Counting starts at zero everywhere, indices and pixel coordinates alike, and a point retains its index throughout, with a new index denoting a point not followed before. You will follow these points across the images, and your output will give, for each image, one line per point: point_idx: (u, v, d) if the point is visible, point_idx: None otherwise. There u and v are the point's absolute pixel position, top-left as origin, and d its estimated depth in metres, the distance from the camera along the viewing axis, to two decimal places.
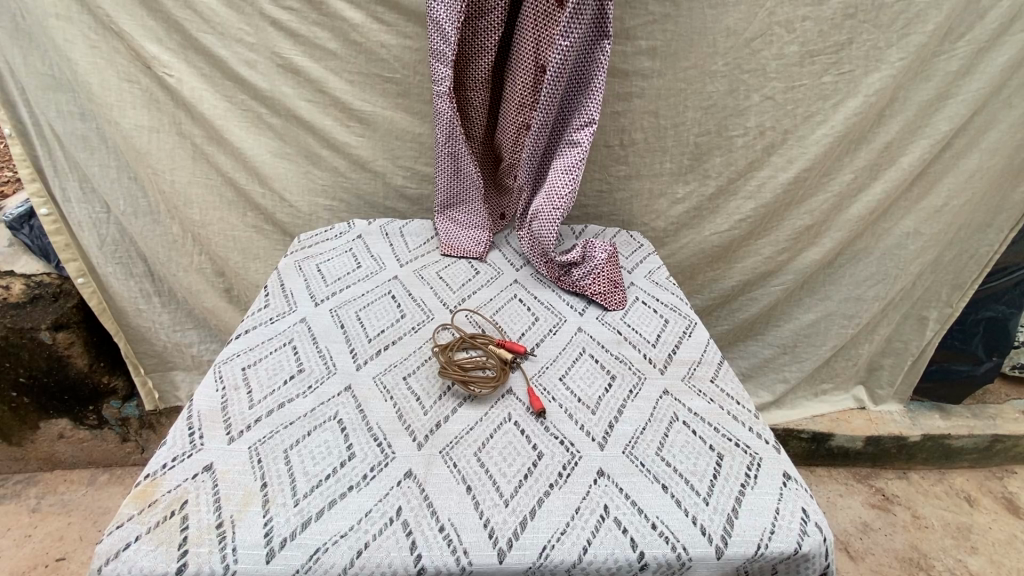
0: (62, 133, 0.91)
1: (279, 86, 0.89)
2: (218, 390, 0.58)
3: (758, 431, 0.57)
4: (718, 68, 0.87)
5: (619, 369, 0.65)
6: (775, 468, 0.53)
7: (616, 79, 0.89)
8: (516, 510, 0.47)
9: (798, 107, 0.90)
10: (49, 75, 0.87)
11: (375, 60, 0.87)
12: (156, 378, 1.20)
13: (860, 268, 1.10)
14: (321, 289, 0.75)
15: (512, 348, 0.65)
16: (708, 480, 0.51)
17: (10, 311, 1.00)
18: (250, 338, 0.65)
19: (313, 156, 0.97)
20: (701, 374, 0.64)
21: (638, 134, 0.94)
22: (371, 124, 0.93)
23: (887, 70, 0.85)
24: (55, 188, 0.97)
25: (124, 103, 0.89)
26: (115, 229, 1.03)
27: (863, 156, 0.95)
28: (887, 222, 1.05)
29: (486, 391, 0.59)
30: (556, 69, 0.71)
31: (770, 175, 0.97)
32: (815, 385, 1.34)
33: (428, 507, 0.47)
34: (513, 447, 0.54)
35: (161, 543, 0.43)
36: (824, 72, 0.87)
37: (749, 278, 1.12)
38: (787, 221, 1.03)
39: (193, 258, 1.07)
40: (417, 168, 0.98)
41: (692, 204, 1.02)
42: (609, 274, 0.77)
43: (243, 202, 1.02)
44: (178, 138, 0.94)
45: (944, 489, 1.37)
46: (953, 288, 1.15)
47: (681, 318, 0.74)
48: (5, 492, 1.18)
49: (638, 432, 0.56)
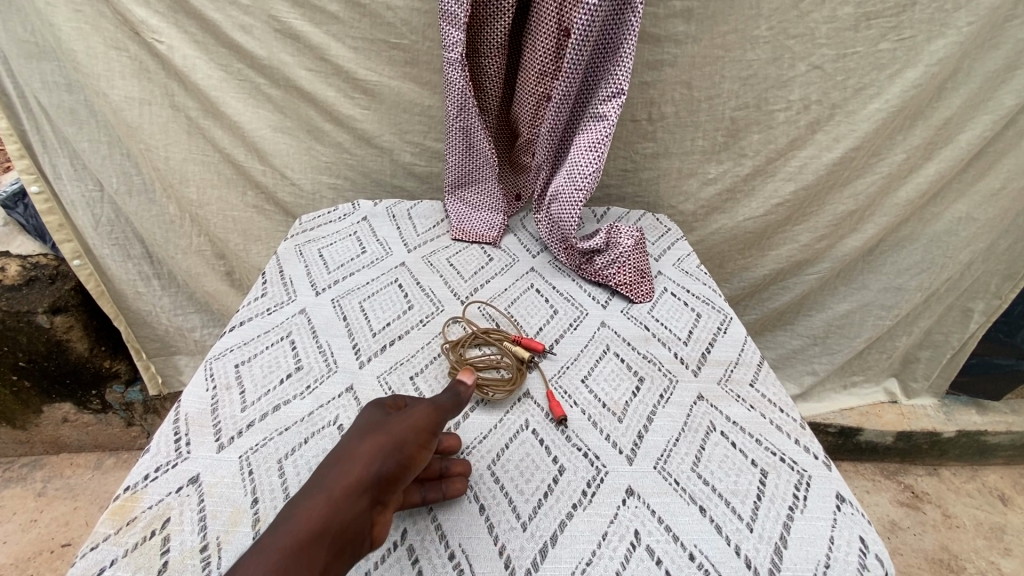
0: (48, 106, 0.86)
1: (277, 53, 0.82)
2: (209, 390, 0.53)
3: (806, 444, 0.50)
4: (760, 33, 0.78)
5: (648, 370, 0.58)
6: (827, 488, 0.46)
7: (646, 45, 0.80)
8: (536, 536, 0.42)
9: (848, 78, 0.81)
10: (31, 43, 0.81)
11: (380, 24, 0.79)
12: (159, 362, 1.18)
13: (903, 257, 1.02)
14: (321, 277, 0.70)
15: (529, 343, 0.59)
16: (751, 502, 0.45)
17: (6, 294, 0.95)
18: (245, 331, 0.60)
19: (315, 131, 0.90)
20: (739, 377, 0.58)
21: (668, 108, 0.86)
22: (377, 96, 0.86)
23: (953, 36, 0.76)
24: (45, 165, 0.92)
25: (111, 73, 0.83)
26: (110, 208, 0.98)
27: (918, 133, 0.86)
28: (937, 208, 0.96)
29: (505, 396, 0.54)
30: (582, 33, 0.63)
31: (811, 154, 0.89)
32: (844, 377, 1.27)
33: (435, 529, 0.42)
34: (531, 460, 0.48)
35: (139, 569, 0.38)
36: (881, 38, 0.77)
37: (782, 266, 1.04)
38: (827, 205, 0.95)
39: (193, 240, 1.03)
40: (427, 144, 0.91)
41: (724, 185, 0.94)
42: (635, 263, 0.70)
43: (243, 179, 0.96)
44: (171, 111, 0.88)
45: (977, 487, 1.29)
46: (1004, 279, 1.06)
47: (714, 312, 0.68)
48: (12, 474, 1.17)
49: (670, 444, 0.50)
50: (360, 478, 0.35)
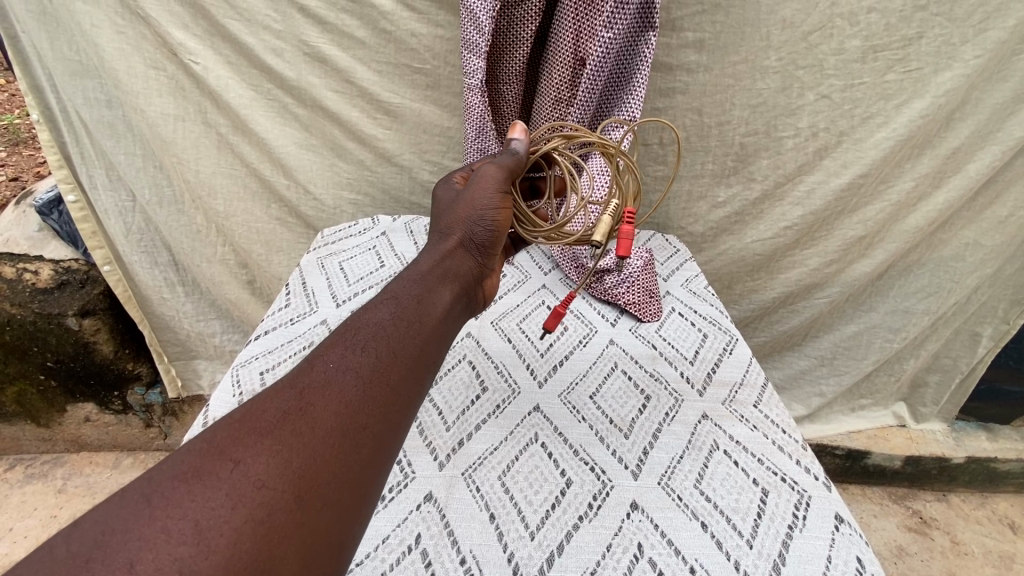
0: (89, 121, 0.90)
1: (306, 75, 0.87)
2: (234, 396, 0.55)
3: (807, 465, 0.51)
4: (770, 64, 0.81)
5: (654, 389, 0.60)
6: (826, 509, 0.47)
7: (659, 74, 0.84)
8: (543, 545, 0.44)
9: (856, 107, 0.83)
10: (75, 61, 0.86)
11: (405, 49, 0.83)
12: (179, 366, 1.22)
13: (910, 280, 1.04)
14: (342, 289, 0.73)
15: (620, 233, 0.57)
16: (752, 520, 0.46)
17: (38, 297, 0.99)
18: (269, 340, 0.63)
19: (338, 148, 0.94)
20: (743, 398, 0.59)
21: (679, 132, 0.89)
22: (399, 116, 0.90)
23: (960, 69, 0.77)
24: (82, 175, 0.97)
25: (149, 91, 0.88)
26: (140, 217, 1.03)
27: (926, 161, 0.88)
28: (945, 234, 0.98)
29: (536, 240, 0.65)
30: (598, 62, 0.66)
31: (819, 180, 0.91)
32: (852, 401, 1.27)
33: (448, 535, 0.44)
34: (539, 473, 0.50)
35: None
36: (888, 69, 0.79)
37: (791, 288, 1.06)
38: (835, 229, 0.97)
39: (217, 249, 1.07)
40: (445, 163, 0.94)
41: (734, 208, 0.97)
42: (644, 283, 0.73)
43: (268, 193, 1.00)
44: (203, 127, 0.92)
45: (987, 515, 1.27)
46: (1013, 304, 1.06)
47: (720, 333, 0.70)
48: (34, 471, 1.21)
49: (674, 461, 0.52)
50: (461, 237, 0.52)
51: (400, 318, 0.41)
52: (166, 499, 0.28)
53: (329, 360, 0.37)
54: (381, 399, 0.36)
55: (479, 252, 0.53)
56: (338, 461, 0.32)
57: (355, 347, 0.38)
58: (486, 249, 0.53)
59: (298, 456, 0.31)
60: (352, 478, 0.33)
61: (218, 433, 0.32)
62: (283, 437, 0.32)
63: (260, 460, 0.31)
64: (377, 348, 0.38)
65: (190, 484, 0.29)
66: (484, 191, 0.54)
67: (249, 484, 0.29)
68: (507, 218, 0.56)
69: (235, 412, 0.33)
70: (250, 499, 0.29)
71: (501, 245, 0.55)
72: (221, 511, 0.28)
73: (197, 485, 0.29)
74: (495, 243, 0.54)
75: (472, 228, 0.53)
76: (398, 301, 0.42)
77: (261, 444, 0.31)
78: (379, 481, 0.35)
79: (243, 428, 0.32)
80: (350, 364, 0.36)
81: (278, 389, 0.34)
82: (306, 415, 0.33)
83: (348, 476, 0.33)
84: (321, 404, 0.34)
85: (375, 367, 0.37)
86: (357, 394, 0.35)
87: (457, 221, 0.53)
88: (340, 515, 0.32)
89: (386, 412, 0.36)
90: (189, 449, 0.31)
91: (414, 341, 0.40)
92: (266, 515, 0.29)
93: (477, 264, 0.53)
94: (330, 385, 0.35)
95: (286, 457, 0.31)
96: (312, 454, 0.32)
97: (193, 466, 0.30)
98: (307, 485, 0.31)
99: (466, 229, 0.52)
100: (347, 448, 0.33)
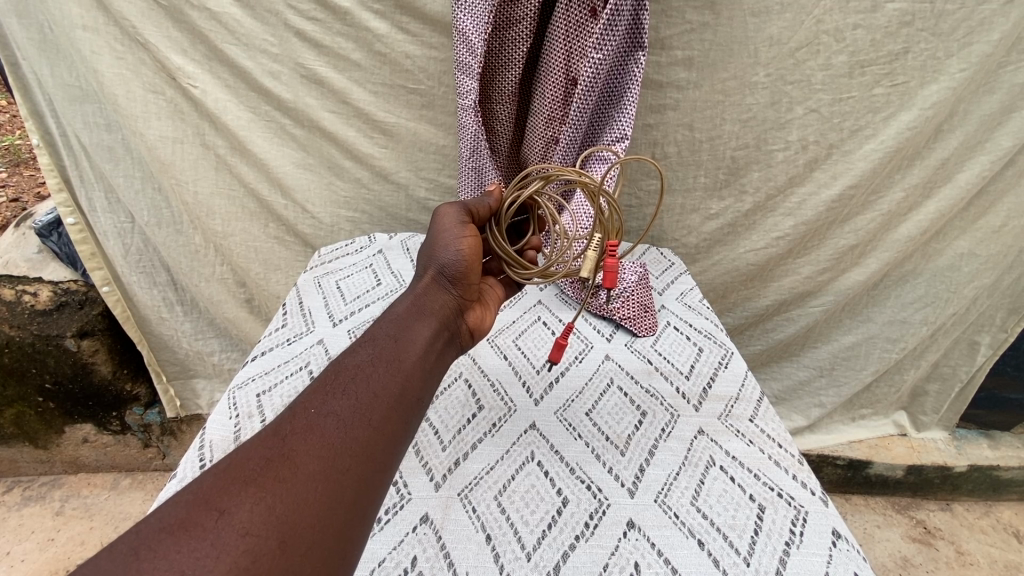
0: (88, 145, 0.92)
1: (303, 97, 0.88)
2: (232, 419, 0.55)
3: (803, 479, 0.51)
4: (759, 80, 0.82)
5: (650, 404, 0.61)
6: (824, 524, 0.47)
7: (649, 91, 0.85)
8: (539, 566, 0.44)
9: (845, 120, 0.84)
10: (75, 87, 0.87)
11: (400, 71, 0.85)
12: (178, 386, 1.22)
13: (906, 290, 1.04)
14: (338, 308, 0.73)
15: (607, 265, 0.59)
16: (748, 536, 0.46)
17: (37, 319, 0.99)
18: (266, 361, 0.64)
19: (335, 167, 0.95)
20: (738, 412, 0.60)
21: (671, 147, 0.90)
22: (395, 136, 0.91)
23: (945, 82, 0.79)
24: (81, 198, 0.98)
25: (148, 114, 0.89)
26: (139, 238, 1.03)
27: (917, 172, 0.89)
28: (937, 244, 0.98)
29: (530, 281, 0.66)
30: (588, 82, 0.67)
31: (810, 191, 0.92)
32: (853, 410, 1.26)
33: (443, 557, 0.44)
34: (536, 492, 0.50)
35: None
36: (875, 83, 0.81)
37: (785, 297, 1.07)
38: (828, 239, 0.98)
39: (215, 269, 1.08)
40: (441, 180, 0.95)
41: (726, 220, 0.98)
42: (640, 297, 0.73)
43: (265, 212, 1.01)
44: (201, 149, 0.93)
45: (991, 524, 1.26)
46: (1009, 313, 1.06)
47: (716, 347, 0.70)
48: (32, 493, 1.21)
49: (672, 478, 0.52)
50: (434, 276, 0.55)
51: (379, 359, 0.43)
52: (152, 552, 0.28)
53: (311, 405, 0.38)
54: (364, 439, 0.37)
55: (452, 282, 0.55)
56: (322, 503, 0.33)
57: (337, 391, 0.39)
58: (459, 278, 0.55)
59: (282, 502, 0.32)
60: (337, 520, 0.33)
61: (203, 484, 0.32)
62: (267, 484, 0.32)
63: (246, 507, 0.31)
64: (359, 389, 0.40)
65: (178, 535, 0.29)
66: (447, 227, 0.57)
67: (234, 533, 0.30)
68: (477, 248, 0.57)
69: (220, 463, 0.33)
70: (235, 547, 0.29)
71: (475, 274, 0.57)
72: (206, 561, 0.28)
73: (183, 537, 0.29)
74: (469, 272, 0.56)
75: (441, 262, 0.55)
76: (376, 343, 0.44)
77: (244, 492, 0.32)
78: (366, 519, 0.35)
79: (228, 479, 0.32)
80: (332, 409, 0.38)
81: (262, 437, 0.35)
82: (289, 462, 0.34)
83: (332, 515, 0.33)
84: (304, 449, 0.35)
85: (356, 409, 0.38)
86: (340, 436, 0.36)
87: (427, 260, 0.56)
88: (326, 557, 0.32)
89: (369, 455, 0.37)
90: (176, 501, 0.31)
91: (394, 380, 0.42)
92: (251, 562, 0.29)
93: (454, 294, 0.55)
94: (312, 429, 0.36)
95: (271, 504, 0.32)
96: (294, 500, 0.32)
97: (179, 518, 0.30)
98: (293, 531, 0.31)
99: (437, 264, 0.55)
100: (328, 489, 0.34)
